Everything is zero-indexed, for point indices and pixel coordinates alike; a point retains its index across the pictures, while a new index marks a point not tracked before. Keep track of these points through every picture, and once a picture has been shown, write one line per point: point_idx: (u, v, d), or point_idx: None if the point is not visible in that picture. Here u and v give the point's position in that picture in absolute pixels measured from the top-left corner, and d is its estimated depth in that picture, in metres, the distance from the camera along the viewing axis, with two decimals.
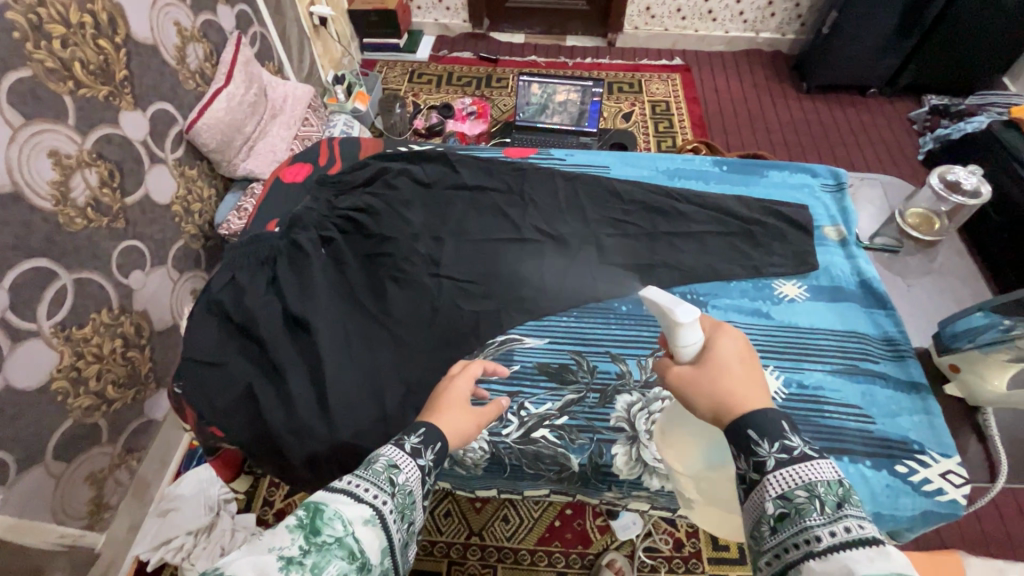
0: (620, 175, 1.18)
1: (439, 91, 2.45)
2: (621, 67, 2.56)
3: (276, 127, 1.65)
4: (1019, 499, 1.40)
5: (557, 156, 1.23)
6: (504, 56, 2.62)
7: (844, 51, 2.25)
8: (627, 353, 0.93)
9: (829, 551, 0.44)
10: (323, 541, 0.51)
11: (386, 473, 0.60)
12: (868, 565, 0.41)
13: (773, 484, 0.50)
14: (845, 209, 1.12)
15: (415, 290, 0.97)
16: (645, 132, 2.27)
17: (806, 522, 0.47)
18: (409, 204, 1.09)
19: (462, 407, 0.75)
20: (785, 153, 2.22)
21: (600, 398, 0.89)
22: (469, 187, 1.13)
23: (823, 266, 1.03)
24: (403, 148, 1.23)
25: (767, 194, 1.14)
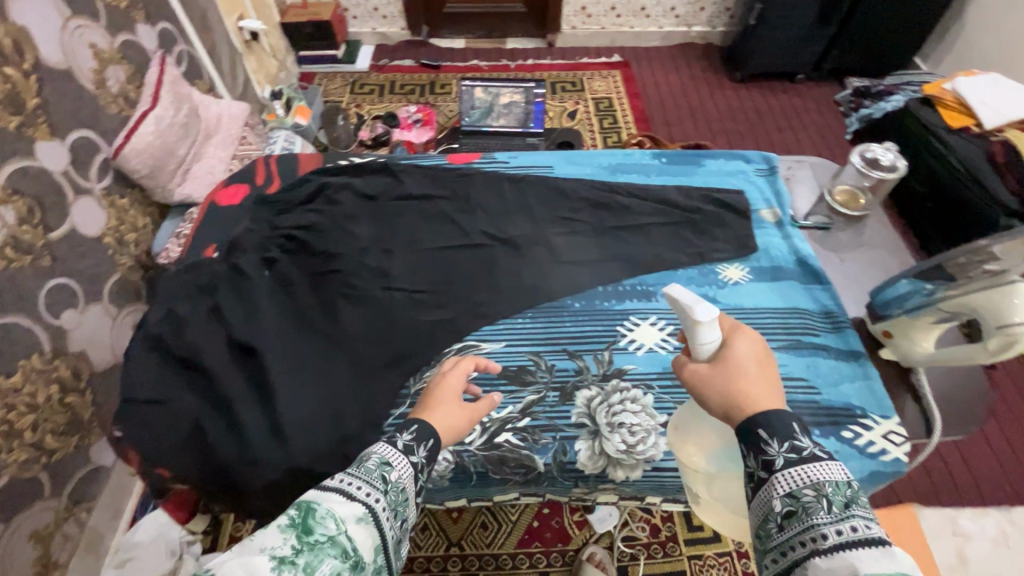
0: (564, 173, 1.19)
1: (382, 100, 2.41)
2: (562, 66, 2.60)
3: (212, 147, 1.59)
4: (962, 448, 1.50)
5: (501, 159, 1.22)
6: (446, 62, 2.61)
7: (770, 40, 2.36)
8: (583, 349, 0.94)
9: (833, 549, 0.48)
10: (314, 540, 0.54)
11: (379, 471, 0.64)
12: (872, 564, 0.45)
13: (781, 483, 0.54)
14: (778, 192, 1.17)
15: (366, 305, 0.96)
16: (591, 129, 2.31)
17: (811, 520, 0.50)
18: (355, 218, 1.07)
19: (457, 404, 0.78)
20: (725, 141, 2.31)
21: (560, 396, 0.89)
22: (415, 196, 1.12)
23: (762, 248, 1.08)
24: (344, 162, 1.20)
25: (705, 182, 1.18)
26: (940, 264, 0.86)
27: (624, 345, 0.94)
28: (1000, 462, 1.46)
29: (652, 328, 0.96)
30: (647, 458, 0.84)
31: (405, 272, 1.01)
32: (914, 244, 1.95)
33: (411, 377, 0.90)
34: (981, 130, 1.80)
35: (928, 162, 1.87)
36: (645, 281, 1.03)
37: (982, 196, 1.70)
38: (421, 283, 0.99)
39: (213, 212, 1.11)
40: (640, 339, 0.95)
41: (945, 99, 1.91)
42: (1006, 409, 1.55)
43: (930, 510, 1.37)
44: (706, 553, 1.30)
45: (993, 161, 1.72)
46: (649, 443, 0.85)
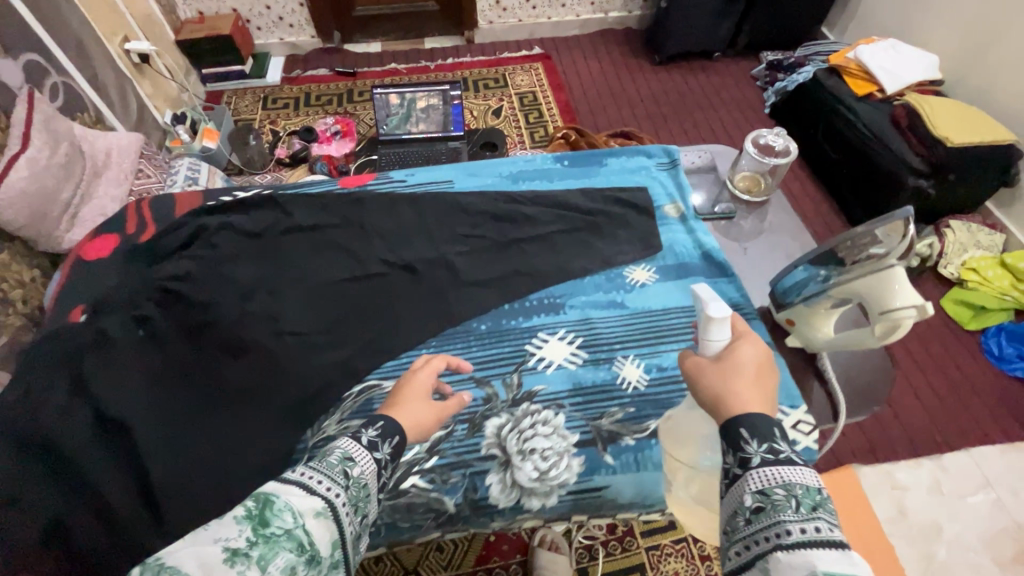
0: (464, 187, 1.16)
1: (298, 114, 2.30)
2: (483, 63, 2.55)
3: (103, 185, 1.47)
4: (893, 403, 1.55)
5: (398, 177, 1.17)
6: (363, 68, 2.52)
7: (684, 21, 2.38)
8: (491, 374, 0.91)
9: (795, 545, 0.47)
10: (270, 533, 0.54)
11: (340, 467, 0.63)
12: (831, 563, 0.45)
13: (754, 479, 0.53)
14: (681, 185, 1.17)
15: (254, 357, 0.92)
16: (518, 125, 2.28)
17: (779, 517, 0.50)
18: (238, 259, 1.04)
19: (422, 398, 0.79)
20: (650, 125, 2.32)
21: (469, 428, 0.86)
22: (305, 228, 1.08)
23: (667, 245, 1.07)
24: (228, 198, 1.14)
25: (608, 182, 1.17)
26: (829, 249, 0.85)
27: (533, 365, 0.93)
28: (928, 411, 1.53)
29: (560, 343, 0.95)
30: (560, 482, 0.83)
31: (297, 312, 0.97)
32: (833, 210, 2.02)
33: (309, 430, 0.87)
34: (885, 95, 1.89)
35: (839, 128, 1.93)
36: (552, 291, 1.01)
37: (888, 156, 1.76)
38: (320, 322, 0.97)
39: (89, 264, 1.01)
40: (549, 357, 0.94)
41: (849, 67, 1.98)
42: (929, 359, 1.63)
43: (869, 467, 1.43)
44: (663, 542, 1.30)
45: (896, 123, 1.79)
46: (562, 467, 0.83)
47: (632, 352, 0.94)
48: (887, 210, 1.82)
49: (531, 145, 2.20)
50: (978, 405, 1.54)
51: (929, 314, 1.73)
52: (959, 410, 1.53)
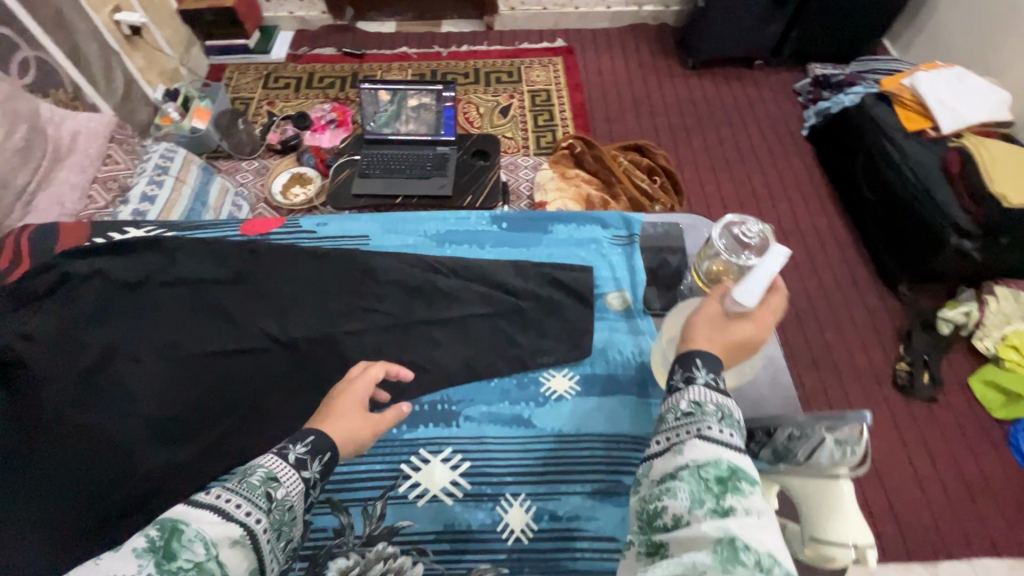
0: (382, 246, 1.04)
1: (298, 96, 2.20)
2: (499, 53, 2.37)
3: (66, 170, 1.41)
4: (887, 496, 1.37)
5: (307, 228, 1.06)
6: (372, 50, 2.38)
7: (722, 24, 2.14)
8: (350, 499, 0.80)
9: (712, 438, 0.56)
10: (176, 568, 0.48)
11: (263, 488, 0.59)
12: (735, 459, 0.54)
13: (693, 390, 0.61)
14: (633, 267, 1.00)
15: (86, 439, 0.78)
16: (524, 127, 2.12)
17: (704, 419, 0.58)
18: (105, 316, 0.90)
19: (360, 408, 0.74)
20: (668, 140, 2.12)
21: (308, 568, 0.73)
22: (189, 282, 0.96)
23: (600, 347, 0.92)
24: (129, 233, 1.05)
25: (549, 256, 1.02)
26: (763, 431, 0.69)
27: (404, 494, 0.80)
28: (930, 509, 1.36)
29: (442, 466, 0.82)
30: None
31: (165, 385, 0.86)
32: (857, 261, 1.79)
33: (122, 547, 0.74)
34: (939, 134, 1.64)
35: (880, 169, 1.70)
36: (476, 370, 0.90)
37: (929, 206, 1.54)
38: (177, 408, 0.85)
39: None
40: (426, 484, 0.80)
41: (903, 96, 1.73)
42: (941, 450, 1.44)
43: None
44: None
45: (947, 169, 1.56)
46: None
47: (524, 490, 0.80)
48: (922, 269, 1.60)
49: (534, 152, 2.04)
50: (991, 509, 1.35)
51: (951, 393, 1.53)
52: (969, 512, 1.35)
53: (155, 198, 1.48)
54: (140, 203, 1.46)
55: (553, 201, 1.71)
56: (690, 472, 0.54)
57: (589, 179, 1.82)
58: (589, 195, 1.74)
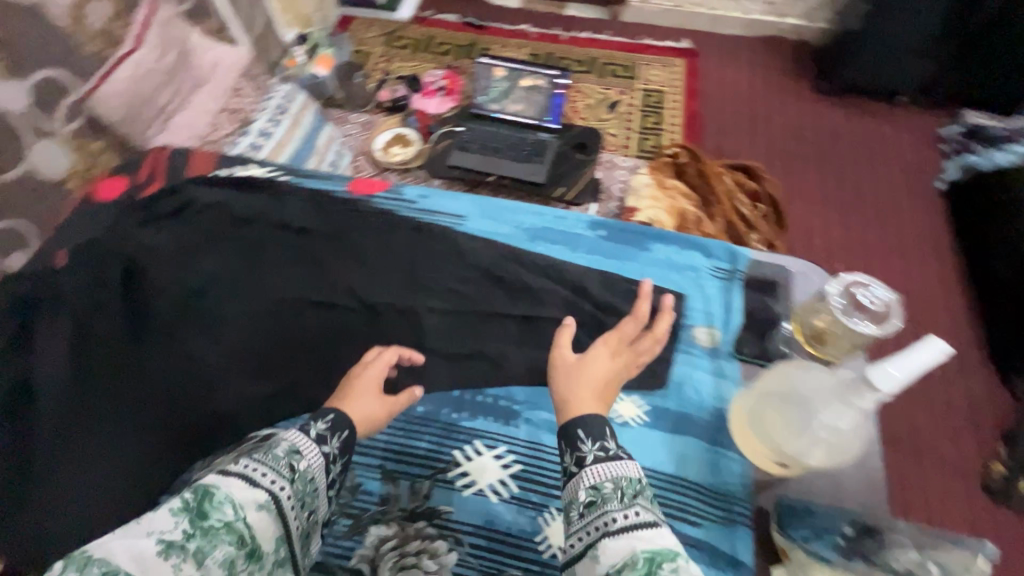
0: (476, 230, 1.17)
1: (414, 58, 2.24)
2: (620, 45, 2.29)
3: (202, 97, 1.53)
4: None
5: (410, 199, 1.22)
6: (494, 22, 2.37)
7: (871, 52, 1.95)
8: (404, 474, 0.96)
9: (619, 529, 0.64)
10: (210, 525, 0.61)
11: (287, 459, 0.73)
12: (644, 543, 0.62)
13: (588, 476, 0.71)
14: (729, 306, 1.09)
15: (185, 353, 0.99)
16: (629, 127, 2.05)
17: (607, 507, 0.67)
18: (217, 247, 1.10)
19: (376, 391, 0.93)
20: (780, 166, 1.97)
21: (351, 527, 0.91)
22: (295, 230, 1.14)
23: (679, 382, 1.02)
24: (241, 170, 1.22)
25: (644, 275, 1.12)
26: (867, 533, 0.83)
27: (451, 479, 0.95)
28: None
29: (493, 465, 0.96)
30: None
31: (257, 320, 1.05)
32: (966, 342, 1.61)
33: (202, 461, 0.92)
34: None
35: None
36: None
37: None
38: (268, 347, 1.03)
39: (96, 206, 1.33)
40: (472, 477, 0.95)
41: None
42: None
43: None
44: None
45: None
46: None
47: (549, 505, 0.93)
48: None
49: (634, 154, 1.97)
50: None
51: None
52: None
53: (272, 134, 1.59)
54: (258, 136, 1.56)
55: (645, 209, 1.64)
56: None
57: (687, 193, 1.73)
58: (685, 210, 1.65)
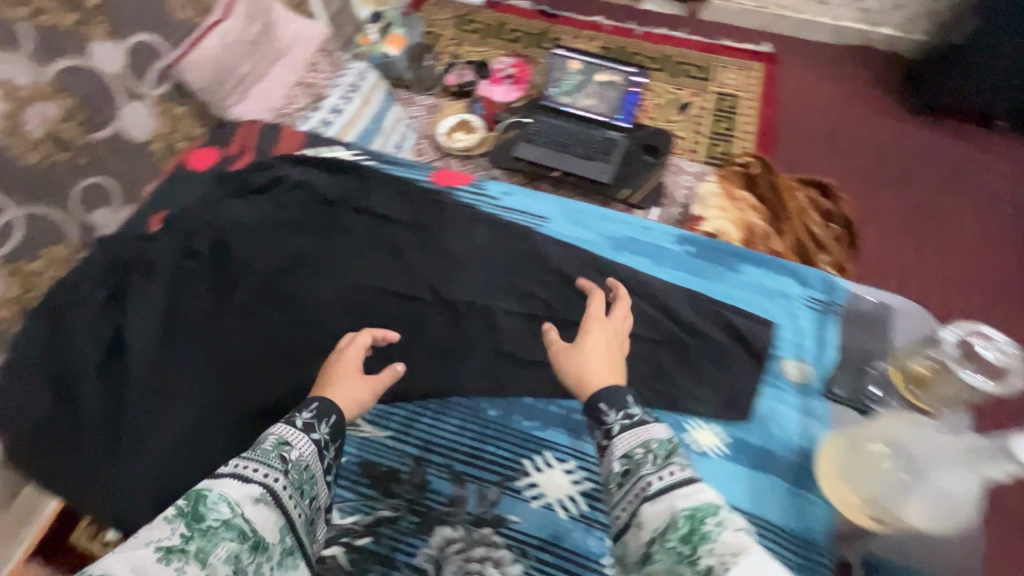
0: (564, 237, 1.18)
1: (484, 43, 2.22)
2: (695, 44, 2.21)
3: (279, 70, 1.56)
4: None
5: (496, 198, 1.22)
6: (567, 13, 2.32)
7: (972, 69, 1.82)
8: (470, 477, 0.96)
9: (657, 493, 0.69)
10: (207, 525, 0.66)
11: (276, 452, 0.76)
12: (685, 500, 0.67)
13: (619, 446, 0.75)
14: (822, 339, 1.08)
15: (263, 330, 1.05)
16: (700, 130, 1.97)
17: (641, 472, 0.72)
18: (295, 226, 1.15)
19: (358, 373, 0.93)
20: (858, 185, 1.86)
21: (417, 525, 0.92)
22: (375, 214, 1.16)
23: (764, 415, 1.00)
24: (321, 152, 1.25)
25: (734, 298, 1.12)
26: None
27: (520, 488, 0.95)
28: None
29: (563, 478, 0.95)
30: None
31: (333, 304, 1.08)
32: None
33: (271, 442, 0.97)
34: None
35: None
36: None
37: None
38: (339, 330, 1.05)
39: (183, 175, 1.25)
40: (541, 489, 0.95)
41: None
42: None
43: None
44: None
45: None
46: None
47: None
48: None
49: (701, 159, 1.90)
50: None
51: None
52: None
53: (343, 112, 1.60)
54: (329, 113, 1.58)
55: (711, 219, 1.58)
56: (660, 547, 0.65)
57: (756, 206, 1.65)
58: (752, 223, 1.58)
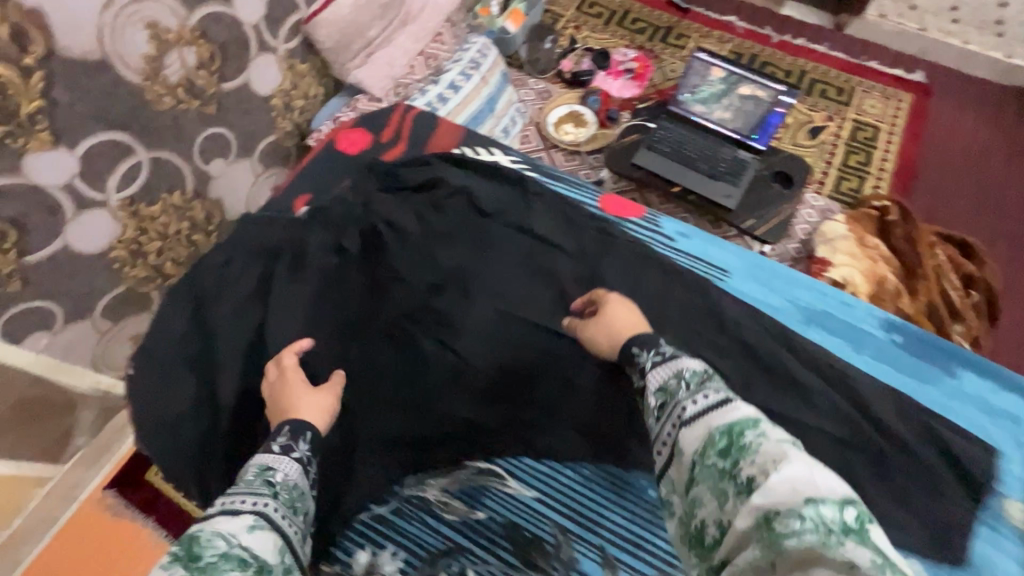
0: (743, 294, 1.11)
1: (605, 31, 2.08)
2: (838, 62, 2.00)
3: (404, 36, 1.49)
4: None
5: (674, 239, 1.17)
6: (698, 7, 2.14)
7: None
8: (624, 563, 0.86)
9: (696, 415, 0.67)
10: (205, 563, 0.57)
11: (261, 479, 0.69)
12: (720, 417, 0.64)
13: (653, 380, 0.75)
14: None
15: (415, 355, 1.00)
16: (829, 159, 1.79)
17: (677, 399, 0.70)
18: (449, 238, 1.11)
19: (308, 389, 0.86)
20: (1004, 249, 1.67)
21: None
22: (535, 235, 1.13)
23: (980, 558, 0.87)
24: (486, 152, 1.25)
25: (942, 404, 1.00)
26: None
27: None
28: None
29: None
30: None
31: (492, 337, 1.02)
32: None
33: (411, 476, 0.94)
34: None
35: None
36: None
37: None
38: (488, 367, 1.00)
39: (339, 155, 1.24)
40: None
41: None
42: None
43: None
44: None
45: None
46: None
47: None
48: None
49: (825, 192, 1.73)
50: None
51: None
52: None
53: (460, 89, 1.52)
54: (447, 89, 1.51)
55: (839, 264, 1.43)
56: (702, 467, 0.62)
57: (890, 258, 1.48)
58: (885, 277, 1.42)
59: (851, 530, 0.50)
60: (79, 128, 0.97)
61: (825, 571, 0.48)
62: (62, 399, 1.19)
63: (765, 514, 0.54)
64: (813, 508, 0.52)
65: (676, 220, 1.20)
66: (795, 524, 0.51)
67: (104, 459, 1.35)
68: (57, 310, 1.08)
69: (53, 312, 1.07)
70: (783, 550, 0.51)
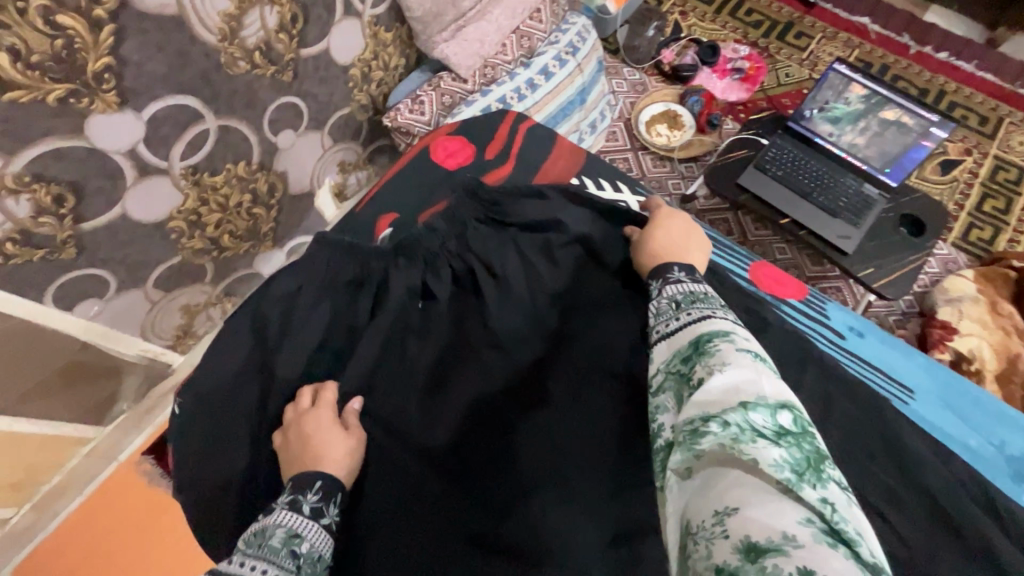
0: (923, 420, 0.92)
1: (715, 20, 1.85)
2: (985, 85, 1.72)
3: (500, 10, 1.33)
4: None
5: (843, 337, 1.00)
6: (827, 2, 1.87)
7: None
8: None
9: (675, 329, 0.64)
10: None
11: (286, 549, 0.58)
12: (696, 330, 0.61)
13: (652, 304, 0.71)
14: None
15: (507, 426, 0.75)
16: (960, 201, 1.55)
17: (663, 320, 0.67)
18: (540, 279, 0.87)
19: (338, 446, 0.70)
20: None
21: None
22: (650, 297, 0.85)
23: None
24: (606, 187, 1.12)
25: None
26: None
27: None
28: None
29: None
30: None
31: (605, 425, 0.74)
32: None
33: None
34: None
35: None
36: None
37: None
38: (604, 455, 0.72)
39: (431, 164, 1.12)
40: None
41: None
42: None
43: None
44: None
45: None
46: None
47: None
48: None
49: (952, 240, 1.50)
50: None
51: None
52: None
53: (552, 76, 1.37)
54: (537, 74, 1.35)
55: (965, 333, 1.24)
56: (665, 375, 0.60)
57: None
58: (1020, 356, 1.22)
59: (781, 434, 0.47)
60: (148, 90, 0.87)
61: (739, 471, 0.47)
62: (109, 365, 1.15)
63: (698, 408, 0.52)
64: (744, 411, 0.49)
65: (844, 313, 1.05)
66: (716, 423, 0.49)
67: (145, 422, 1.32)
68: (110, 278, 1.02)
69: (105, 280, 1.02)
70: (701, 448, 0.49)
